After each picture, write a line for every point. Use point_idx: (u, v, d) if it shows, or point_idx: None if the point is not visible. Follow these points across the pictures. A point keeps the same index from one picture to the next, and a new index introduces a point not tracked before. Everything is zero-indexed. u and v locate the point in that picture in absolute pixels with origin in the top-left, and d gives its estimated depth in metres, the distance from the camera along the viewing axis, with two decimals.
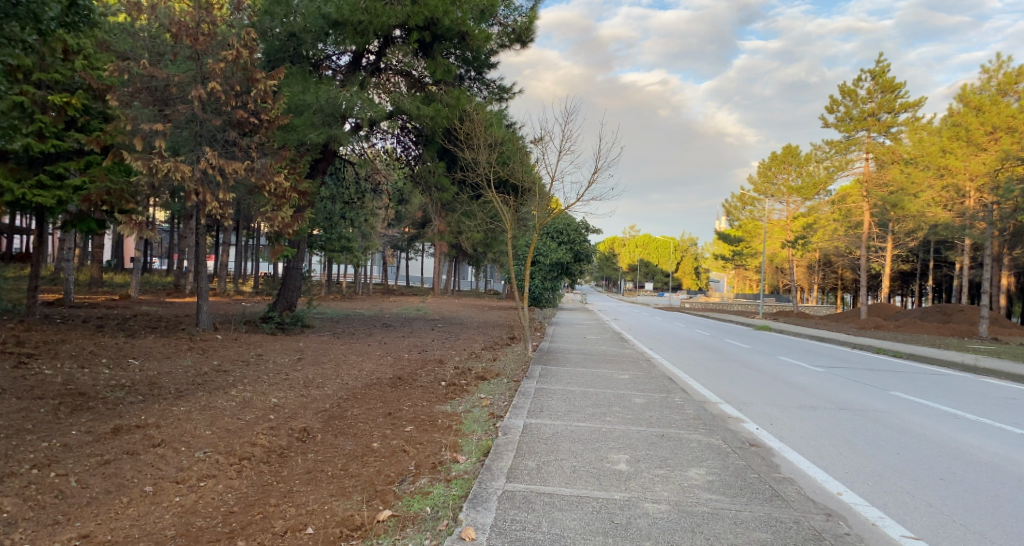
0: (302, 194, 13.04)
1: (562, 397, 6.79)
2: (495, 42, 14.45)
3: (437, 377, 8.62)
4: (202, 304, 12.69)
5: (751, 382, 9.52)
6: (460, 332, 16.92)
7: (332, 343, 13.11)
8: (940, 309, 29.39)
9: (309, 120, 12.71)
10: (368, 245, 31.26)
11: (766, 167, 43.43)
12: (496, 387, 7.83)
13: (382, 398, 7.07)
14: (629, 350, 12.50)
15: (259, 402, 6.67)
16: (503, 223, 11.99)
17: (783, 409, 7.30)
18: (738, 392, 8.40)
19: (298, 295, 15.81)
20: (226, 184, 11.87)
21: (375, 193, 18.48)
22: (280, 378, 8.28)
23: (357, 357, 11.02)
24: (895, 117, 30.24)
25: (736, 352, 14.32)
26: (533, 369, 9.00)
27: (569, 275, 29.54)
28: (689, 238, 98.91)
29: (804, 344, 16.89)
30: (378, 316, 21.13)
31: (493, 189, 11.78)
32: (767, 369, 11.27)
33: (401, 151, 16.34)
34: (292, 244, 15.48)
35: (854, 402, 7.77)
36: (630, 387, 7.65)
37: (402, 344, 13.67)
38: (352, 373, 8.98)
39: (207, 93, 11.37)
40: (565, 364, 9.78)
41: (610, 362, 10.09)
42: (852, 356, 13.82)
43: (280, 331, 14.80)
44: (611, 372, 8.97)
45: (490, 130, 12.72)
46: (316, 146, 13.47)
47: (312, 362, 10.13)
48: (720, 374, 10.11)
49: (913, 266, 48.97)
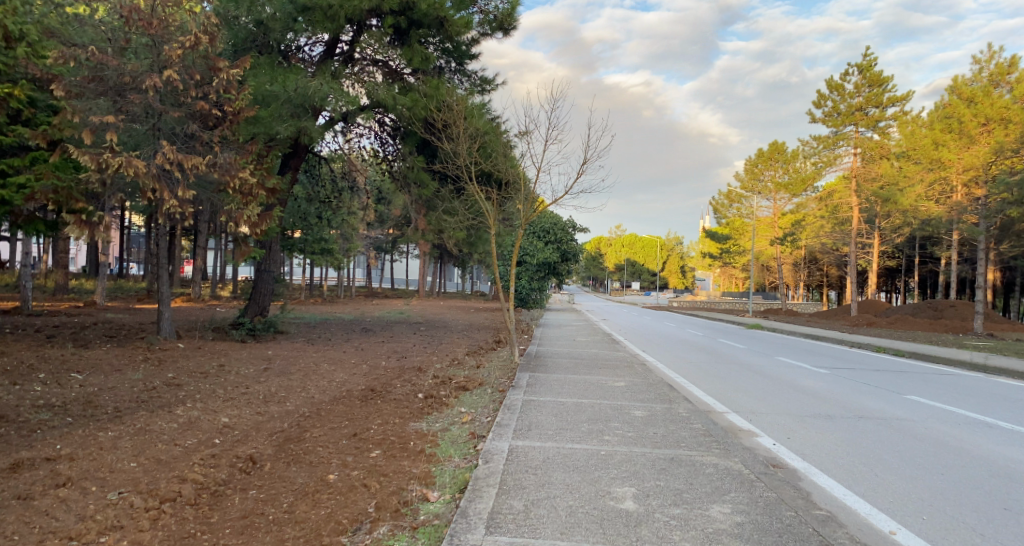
0: (270, 192, 12.17)
1: (554, 412, 6.01)
2: (476, 29, 13.69)
3: (413, 388, 7.80)
4: (164, 312, 11.75)
5: (754, 386, 8.86)
6: (443, 337, 16.07)
7: (305, 351, 12.21)
8: (932, 305, 29.01)
9: (277, 112, 11.85)
10: (349, 247, 30.31)
11: (753, 163, 42.94)
12: (479, 400, 7.04)
13: (349, 415, 6.27)
14: (622, 353, 11.77)
15: (206, 422, 5.82)
16: (487, 220, 11.18)
17: (797, 420, 6.60)
18: (743, 399, 7.72)
19: (271, 299, 14.94)
20: (186, 181, 10.94)
21: (351, 191, 17.59)
22: (238, 392, 7.43)
23: (331, 366, 10.16)
24: (883, 111, 29.86)
25: (733, 353, 13.70)
26: (520, 377, 8.22)
27: (556, 275, 28.79)
28: (676, 237, 98.70)
29: (801, 343, 16.32)
30: (358, 321, 20.24)
31: (475, 184, 10.99)
32: (768, 372, 10.64)
33: (379, 147, 15.53)
34: (264, 246, 14.59)
35: (872, 409, 7.09)
36: (627, 397, 6.88)
37: (381, 350, 12.81)
38: (319, 386, 8.14)
39: (163, 82, 10.43)
40: (554, 370, 9.00)
41: (604, 368, 9.32)
42: (855, 356, 13.19)
43: (251, 338, 13.90)
44: (606, 379, 8.20)
45: (472, 121, 11.93)
46: (287, 140, 12.62)
47: (279, 373, 9.26)
48: (720, 378, 9.45)
49: (900, 262, 48.86)
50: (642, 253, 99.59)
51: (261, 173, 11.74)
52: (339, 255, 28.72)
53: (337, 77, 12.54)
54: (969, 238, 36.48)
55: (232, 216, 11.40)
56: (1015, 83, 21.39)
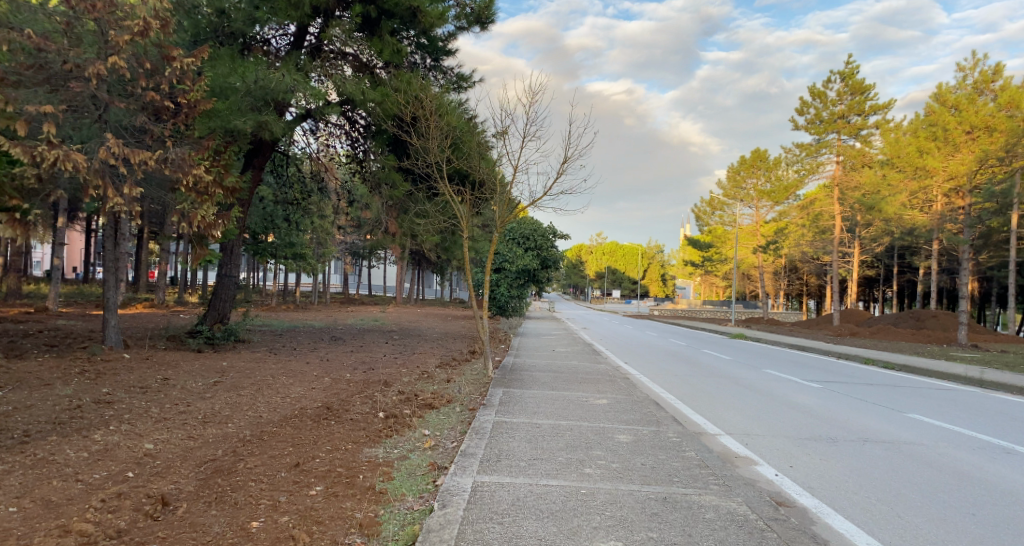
0: (228, 191, 11.34)
1: (527, 437, 5.31)
2: (452, 23, 13.05)
3: (374, 406, 7.05)
4: (110, 320, 10.81)
5: (747, 403, 8.25)
6: (417, 346, 15.31)
7: (265, 362, 11.38)
8: (912, 315, 28.95)
9: (236, 106, 11.05)
10: (323, 252, 29.36)
11: (735, 171, 42.71)
12: (445, 420, 6.33)
13: (296, 438, 5.51)
14: (603, 366, 11.12)
15: (125, 448, 5.01)
16: (460, 223, 10.46)
17: (797, 444, 5.98)
18: (738, 419, 7.10)
19: (231, 305, 14.05)
20: (135, 178, 10.05)
21: (321, 192, 16.80)
22: (175, 411, 6.58)
23: (289, 379, 9.35)
24: (864, 120, 29.85)
25: (718, 364, 13.13)
26: (493, 393, 7.51)
27: (536, 282, 28.18)
28: (656, 245, 98.93)
29: (785, 354, 15.86)
30: (329, 329, 19.37)
31: (448, 186, 10.27)
32: (757, 386, 10.08)
33: (350, 146, 14.79)
34: (225, 249, 13.67)
35: (876, 431, 6.50)
36: (610, 418, 6.21)
37: (347, 361, 12.01)
38: (270, 403, 7.35)
39: (109, 70, 9.55)
40: (531, 385, 8.29)
41: (585, 383, 8.63)
42: (844, 368, 12.69)
43: (209, 347, 13.04)
44: (587, 396, 7.51)
45: (446, 119, 11.24)
46: (247, 136, 11.79)
47: (230, 387, 8.43)
48: (710, 393, 8.84)
49: (877, 272, 49.13)
50: (623, 261, 99.60)
51: (218, 170, 10.93)
52: (312, 260, 27.77)
53: (303, 69, 11.75)
54: (946, 248, 36.75)
55: (186, 217, 10.55)
56: (999, 91, 21.32)
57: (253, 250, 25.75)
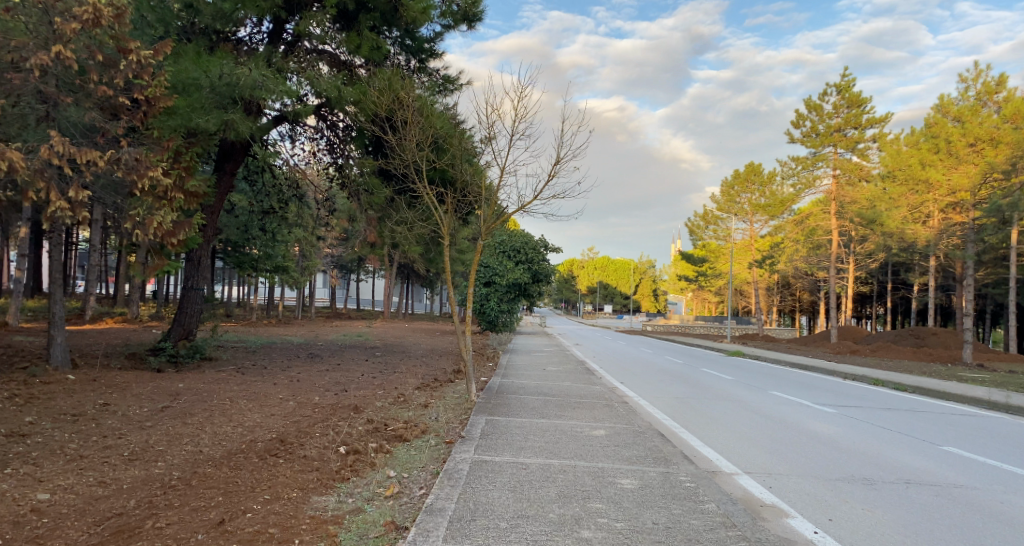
0: (190, 195, 10.41)
1: (510, 485, 4.37)
2: (437, 20, 12.32)
3: (335, 438, 6.08)
4: (55, 337, 9.78)
5: (763, 433, 7.34)
6: (399, 365, 14.35)
7: (229, 383, 10.39)
8: (913, 333, 28.33)
9: (199, 103, 10.18)
10: (307, 265, 28.41)
11: (729, 185, 41.89)
12: (416, 457, 5.40)
13: (230, 483, 4.52)
14: (598, 388, 10.19)
15: (6, 502, 4.01)
16: (442, 231, 9.51)
17: (828, 487, 5.08)
18: (756, 455, 6.17)
19: (198, 320, 13.08)
20: (83, 180, 9.05)
21: (299, 200, 15.86)
22: (98, 446, 5.57)
23: (248, 403, 8.36)
24: (861, 133, 29.38)
25: (721, 386, 12.23)
26: (474, 422, 6.59)
27: (528, 297, 27.30)
28: (648, 260, 98.58)
29: (787, 374, 15.02)
30: (309, 345, 18.38)
31: (429, 190, 9.37)
32: (768, 411, 9.19)
33: (329, 152, 13.93)
34: (191, 260, 12.72)
35: (915, 470, 5.62)
36: (610, 455, 5.29)
37: (320, 381, 11.05)
38: (219, 435, 6.34)
39: (54, 61, 8.59)
40: (518, 412, 7.38)
41: (579, 409, 7.71)
42: (854, 390, 11.84)
43: (171, 366, 12.02)
44: (581, 425, 6.57)
45: (427, 119, 10.40)
46: (213, 137, 10.98)
47: (178, 414, 7.44)
48: (718, 422, 7.94)
49: (871, 289, 48.72)
50: (614, 276, 99.12)
51: (178, 173, 9.99)
52: (294, 273, 26.80)
53: (275, 64, 10.86)
54: (942, 264, 36.31)
55: (142, 223, 9.57)
56: (1003, 102, 20.83)
57: (234, 262, 24.76)
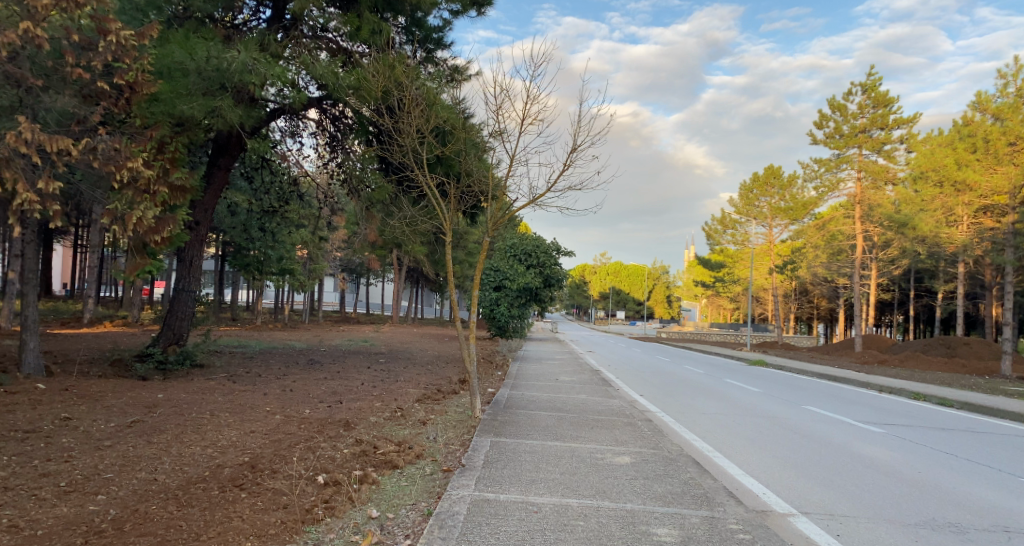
0: (176, 189, 9.64)
1: (518, 536, 3.47)
2: (445, 6, 11.52)
3: (314, 463, 5.20)
4: (27, 342, 9.04)
5: (812, 460, 6.38)
6: (402, 373, 13.49)
7: (215, 392, 9.58)
8: (943, 342, 27.10)
9: (184, 89, 9.31)
10: (313, 268, 27.76)
11: (748, 189, 40.77)
12: (405, 492, 4.52)
13: (170, 529, 3.66)
14: (617, 402, 9.25)
15: None
16: (445, 227, 8.60)
17: (910, 536, 4.12)
18: (812, 490, 5.20)
19: (189, 325, 12.34)
20: (55, 171, 8.27)
21: (299, 199, 15.09)
22: (32, 473, 4.72)
23: (229, 418, 7.52)
24: (888, 134, 28.23)
25: (749, 400, 11.25)
26: (477, 446, 5.71)
27: (539, 302, 26.44)
28: (662, 266, 97.34)
29: (817, 386, 13.99)
30: (311, 350, 17.60)
31: (432, 184, 8.50)
32: (808, 430, 8.21)
33: (331, 148, 13.15)
34: (184, 261, 12.05)
35: (1008, 514, 4.64)
36: (639, 493, 4.38)
37: (315, 391, 10.23)
38: (182, 458, 5.49)
39: (23, 40, 7.83)
40: (529, 432, 6.49)
41: (598, 429, 6.79)
42: (897, 406, 10.79)
43: (159, 373, 11.30)
44: (602, 452, 5.67)
45: (430, 108, 9.55)
46: (202, 127, 10.17)
47: (147, 430, 6.59)
48: (758, 445, 6.98)
49: (893, 296, 47.28)
50: (627, 282, 97.80)
51: (162, 165, 9.20)
52: (301, 276, 26.12)
53: (269, 49, 10.08)
54: (970, 271, 34.95)
55: (120, 219, 8.77)
56: None
57: (238, 265, 24.16)
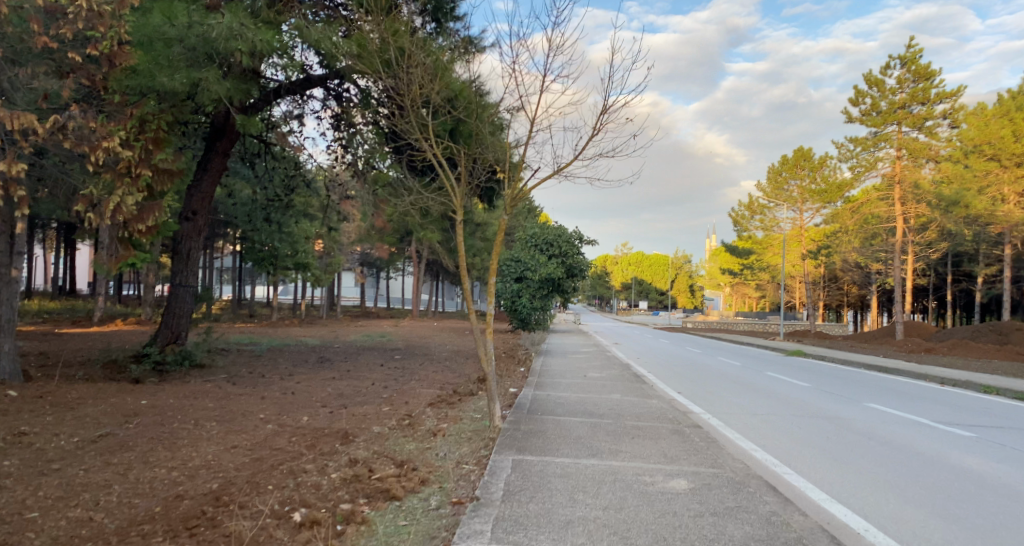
0: (163, 174, 8.72)
1: None
2: None
3: (294, 494, 4.20)
4: (2, 345, 8.19)
5: (909, 481, 5.18)
6: (418, 371, 12.50)
7: (208, 397, 8.65)
8: (995, 328, 25.38)
9: (165, 59, 8.26)
10: (329, 262, 27.00)
11: (778, 171, 39.02)
12: (398, 536, 3.50)
13: None
14: (656, 404, 8.12)
15: None
16: (454, 206, 7.43)
17: None
18: (934, 533, 3.99)
19: (188, 323, 11.54)
20: (22, 154, 7.35)
21: (305, 187, 14.14)
22: None
23: (213, 430, 6.54)
24: (931, 108, 26.42)
25: (802, 397, 10.02)
26: (496, 469, 4.64)
27: (561, 293, 25.34)
28: (685, 255, 95.47)
29: (872, 379, 12.70)
30: (323, 347, 16.72)
31: (438, 156, 7.28)
32: (884, 435, 6.98)
33: (335, 128, 12.17)
34: (180, 253, 11.26)
35: None
36: (709, 540, 3.31)
37: (319, 394, 9.28)
38: (139, 487, 4.50)
39: None
40: (559, 446, 5.42)
41: (640, 440, 5.69)
42: (974, 401, 9.49)
43: (155, 374, 10.52)
44: (649, 475, 4.59)
45: (439, 73, 8.44)
46: (188, 102, 9.13)
47: (111, 447, 5.62)
48: (835, 459, 5.79)
49: (930, 281, 45.27)
50: (649, 272, 95.74)
51: (143, 146, 8.26)
52: (314, 271, 25.33)
53: (262, 15, 9.08)
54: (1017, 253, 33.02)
55: (97, 207, 7.84)
56: None
57: (252, 259, 23.49)
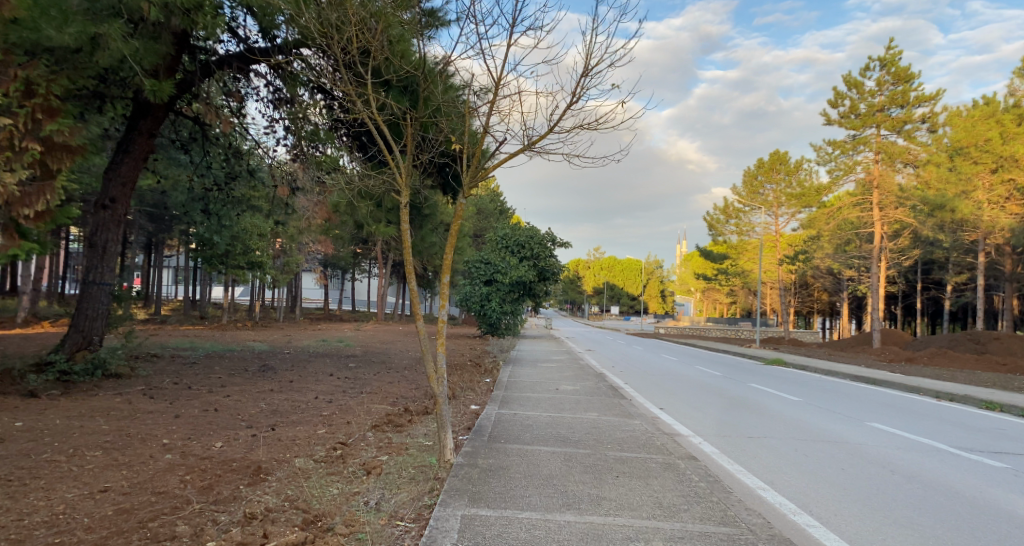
0: (60, 150, 7.26)
1: None
2: None
3: None
4: None
5: (963, 537, 4.14)
6: (370, 381, 11.17)
7: (111, 415, 7.24)
8: (971, 337, 24.99)
9: (59, 9, 6.87)
10: (288, 262, 25.50)
11: (752, 175, 38.62)
12: None
13: None
14: (640, 426, 6.96)
15: None
16: (399, 186, 6.09)
17: None
18: None
19: (102, 326, 10.03)
20: None
21: (248, 175, 12.71)
22: None
23: (89, 463, 5.17)
24: (909, 112, 26.06)
25: (796, 415, 9.05)
26: (437, 532, 3.39)
27: (533, 297, 24.21)
28: (657, 261, 95.44)
29: (863, 394, 11.81)
30: (271, 353, 15.24)
31: (379, 123, 5.93)
32: (908, 467, 5.94)
33: (279, 107, 10.81)
34: (94, 246, 9.78)
35: None
36: None
37: (248, 412, 7.94)
38: None
39: None
40: (524, 490, 4.22)
41: (626, 481, 4.51)
42: (982, 422, 8.59)
43: (59, 385, 9.04)
44: (648, 540, 3.41)
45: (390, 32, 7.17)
46: (91, 65, 7.71)
47: None
48: (863, 502, 4.75)
49: (899, 289, 45.37)
50: (621, 277, 95.66)
51: (31, 113, 6.81)
52: (270, 271, 23.74)
53: None
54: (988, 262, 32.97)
55: None
56: None
57: (202, 257, 21.86)
